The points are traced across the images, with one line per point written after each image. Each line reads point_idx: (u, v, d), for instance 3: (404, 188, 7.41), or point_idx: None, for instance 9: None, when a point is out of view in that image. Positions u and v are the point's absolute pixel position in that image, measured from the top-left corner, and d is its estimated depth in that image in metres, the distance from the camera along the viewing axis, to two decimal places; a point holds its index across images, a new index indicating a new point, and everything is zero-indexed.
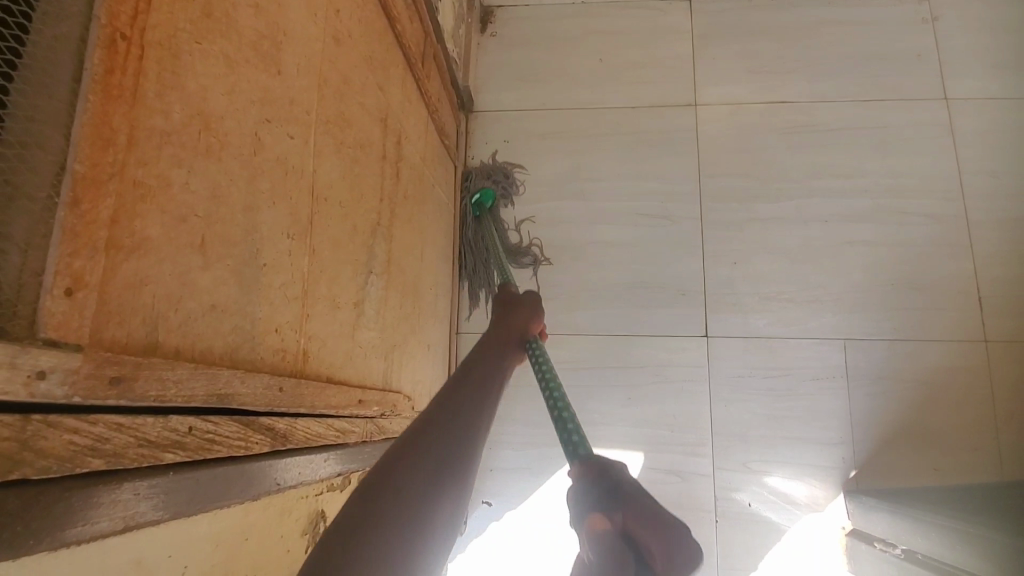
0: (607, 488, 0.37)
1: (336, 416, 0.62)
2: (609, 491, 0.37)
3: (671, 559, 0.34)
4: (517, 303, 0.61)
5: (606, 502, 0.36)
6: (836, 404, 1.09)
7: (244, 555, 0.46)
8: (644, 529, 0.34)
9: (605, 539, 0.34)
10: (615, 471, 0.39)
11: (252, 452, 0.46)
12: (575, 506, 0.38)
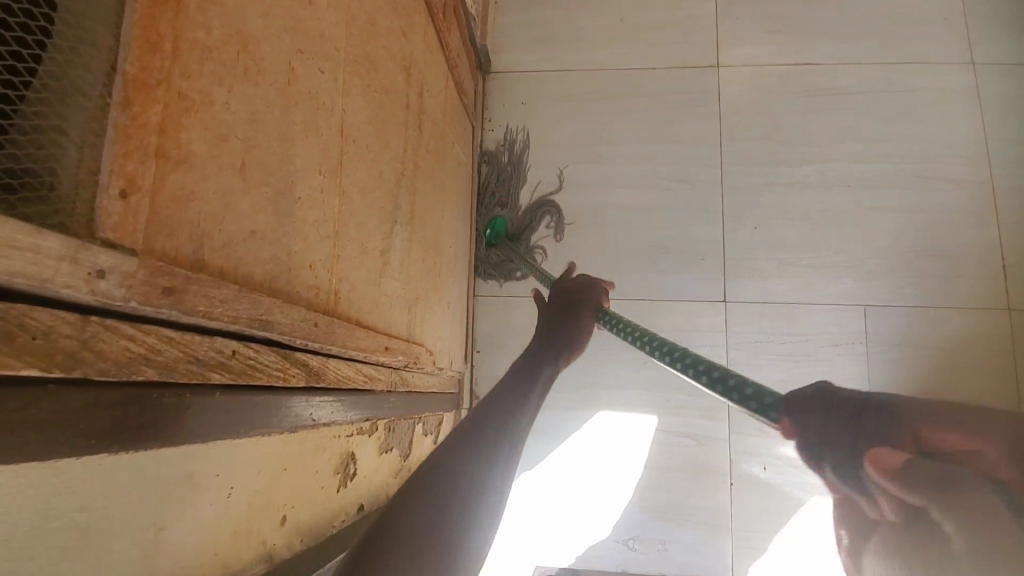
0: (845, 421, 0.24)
1: (364, 361, 0.62)
2: (855, 412, 0.24)
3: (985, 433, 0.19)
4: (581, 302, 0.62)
5: (862, 425, 0.24)
6: (855, 370, 1.08)
7: (283, 485, 0.46)
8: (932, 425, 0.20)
9: (891, 474, 0.21)
10: (841, 391, 0.26)
11: (290, 385, 0.46)
12: (826, 459, 0.25)
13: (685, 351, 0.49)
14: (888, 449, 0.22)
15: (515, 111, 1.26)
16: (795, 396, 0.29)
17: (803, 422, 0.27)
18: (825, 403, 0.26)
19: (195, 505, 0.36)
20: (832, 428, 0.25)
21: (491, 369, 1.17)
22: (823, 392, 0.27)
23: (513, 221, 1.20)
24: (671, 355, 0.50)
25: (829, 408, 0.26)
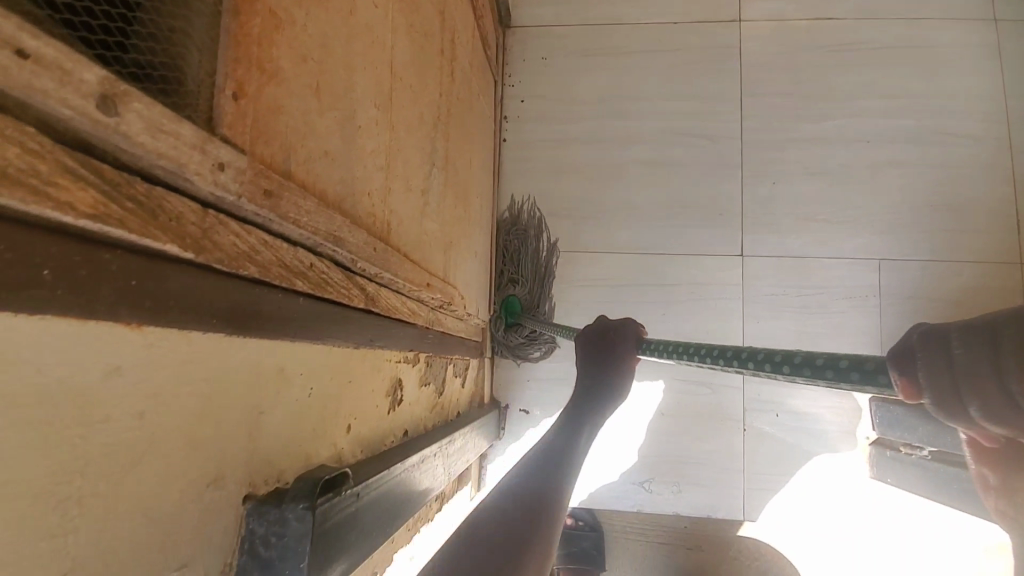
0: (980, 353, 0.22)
1: (408, 295, 0.66)
2: (984, 342, 0.22)
3: None
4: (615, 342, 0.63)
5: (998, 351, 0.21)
6: (868, 321, 1.12)
7: (348, 395, 0.50)
8: None
9: None
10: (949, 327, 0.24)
11: (352, 304, 0.49)
12: (972, 401, 0.22)
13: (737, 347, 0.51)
14: None
15: (536, 66, 1.26)
16: (902, 347, 0.26)
17: (933, 372, 0.24)
18: (947, 343, 0.24)
19: (285, 396, 0.39)
20: (977, 374, 0.22)
21: None
22: (940, 331, 0.24)
23: (528, 297, 1.17)
24: (724, 356, 0.52)
25: (953, 347, 0.23)
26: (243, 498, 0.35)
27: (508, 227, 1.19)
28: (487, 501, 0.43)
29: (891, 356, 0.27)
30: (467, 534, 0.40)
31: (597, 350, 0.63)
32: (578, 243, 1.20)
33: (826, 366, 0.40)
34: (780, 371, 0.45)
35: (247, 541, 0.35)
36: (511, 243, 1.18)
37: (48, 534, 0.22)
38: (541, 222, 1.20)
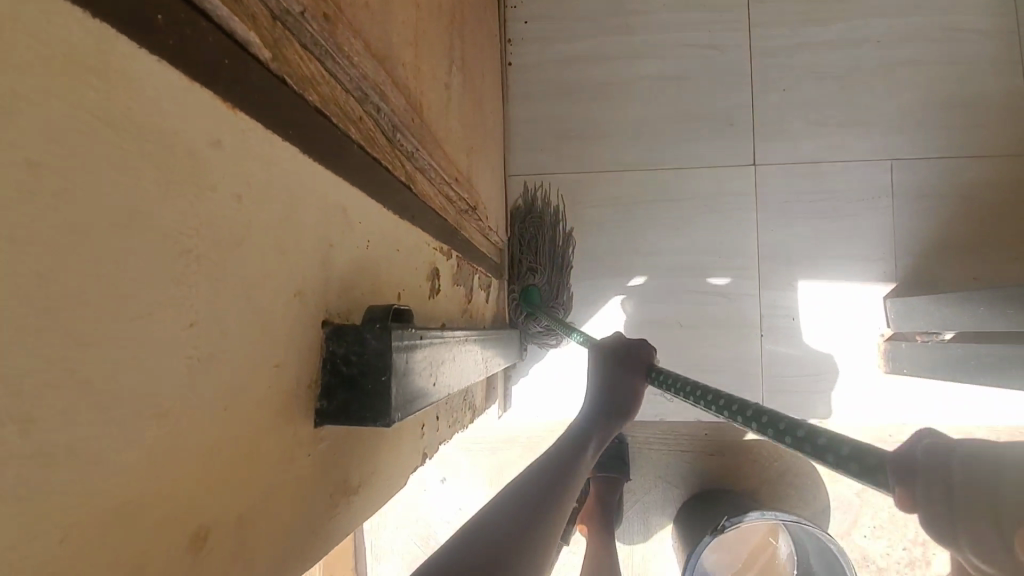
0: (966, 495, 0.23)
1: (439, 187, 0.67)
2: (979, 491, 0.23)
3: None
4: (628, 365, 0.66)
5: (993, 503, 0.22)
6: (881, 222, 1.13)
7: (398, 264, 0.52)
8: None
9: None
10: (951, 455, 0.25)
11: (393, 172, 0.51)
12: (963, 537, 0.23)
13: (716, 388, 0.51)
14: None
15: None
16: (907, 460, 0.27)
17: (928, 492, 0.25)
18: (947, 468, 0.25)
19: (349, 238, 0.41)
20: (958, 510, 0.24)
21: None
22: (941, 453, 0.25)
23: (546, 288, 1.14)
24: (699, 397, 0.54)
25: (953, 475, 0.24)
26: (323, 323, 0.37)
27: (525, 215, 1.16)
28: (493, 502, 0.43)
29: (895, 459, 0.28)
30: (473, 527, 0.40)
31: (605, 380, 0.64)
32: (591, 163, 1.21)
33: (793, 435, 0.40)
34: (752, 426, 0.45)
35: (330, 362, 0.37)
36: (528, 233, 1.15)
37: (179, 281, 0.24)
38: (556, 210, 1.19)
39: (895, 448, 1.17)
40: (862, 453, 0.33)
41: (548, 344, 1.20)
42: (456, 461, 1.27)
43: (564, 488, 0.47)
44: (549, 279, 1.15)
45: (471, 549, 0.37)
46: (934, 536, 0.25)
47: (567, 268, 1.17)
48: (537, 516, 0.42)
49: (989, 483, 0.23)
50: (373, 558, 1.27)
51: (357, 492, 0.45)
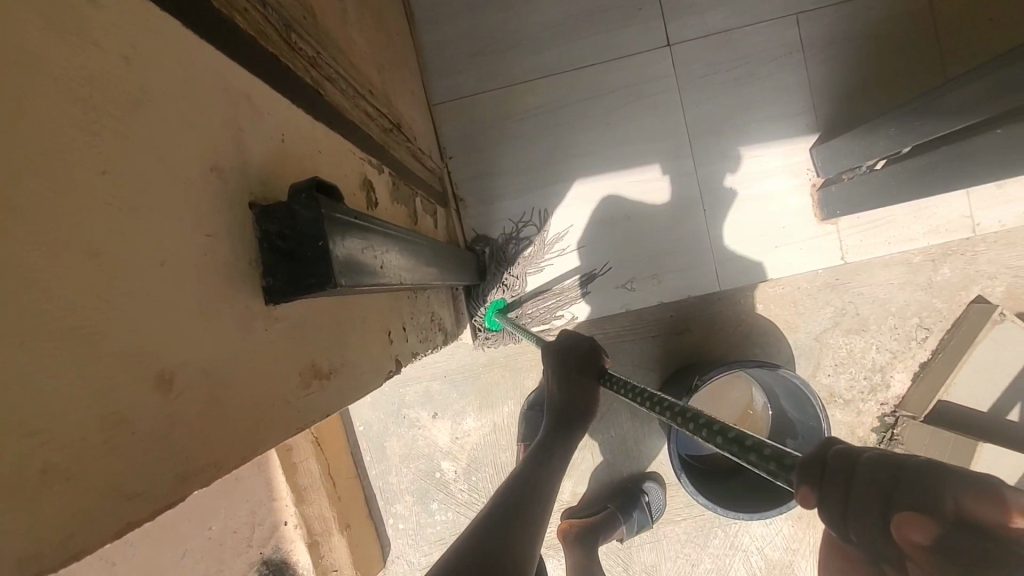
0: (868, 481, 0.31)
1: (355, 98, 0.67)
2: (872, 482, 0.31)
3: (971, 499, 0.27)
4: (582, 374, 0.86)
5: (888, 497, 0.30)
6: (796, 77, 1.17)
7: (324, 165, 0.53)
8: (980, 504, 0.27)
9: (920, 536, 0.28)
10: (861, 455, 0.32)
11: (297, 73, 0.51)
12: (858, 518, 0.31)
13: (674, 400, 0.61)
14: (911, 520, 0.28)
15: None
16: (819, 462, 0.35)
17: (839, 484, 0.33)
18: (852, 466, 0.32)
19: (262, 127, 0.42)
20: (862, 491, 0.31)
21: (470, 168, 1.23)
22: (910, 484, 0.29)
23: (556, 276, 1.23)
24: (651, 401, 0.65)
25: (856, 471, 0.32)
26: (250, 205, 0.38)
27: (515, 233, 1.23)
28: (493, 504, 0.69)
29: (834, 466, 0.33)
30: (482, 521, 0.64)
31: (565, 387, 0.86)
32: (513, 76, 1.21)
33: (715, 431, 0.51)
34: (687, 426, 0.56)
35: (266, 241, 0.38)
36: (510, 252, 1.23)
37: (73, 124, 0.25)
38: (546, 216, 1.23)
39: (845, 289, 1.25)
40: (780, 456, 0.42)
41: (602, 307, 1.24)
42: (444, 394, 1.30)
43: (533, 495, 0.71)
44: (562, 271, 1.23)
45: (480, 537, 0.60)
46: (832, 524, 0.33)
47: (569, 253, 1.23)
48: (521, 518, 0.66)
49: (889, 467, 0.30)
50: (385, 502, 1.31)
51: (328, 378, 0.47)
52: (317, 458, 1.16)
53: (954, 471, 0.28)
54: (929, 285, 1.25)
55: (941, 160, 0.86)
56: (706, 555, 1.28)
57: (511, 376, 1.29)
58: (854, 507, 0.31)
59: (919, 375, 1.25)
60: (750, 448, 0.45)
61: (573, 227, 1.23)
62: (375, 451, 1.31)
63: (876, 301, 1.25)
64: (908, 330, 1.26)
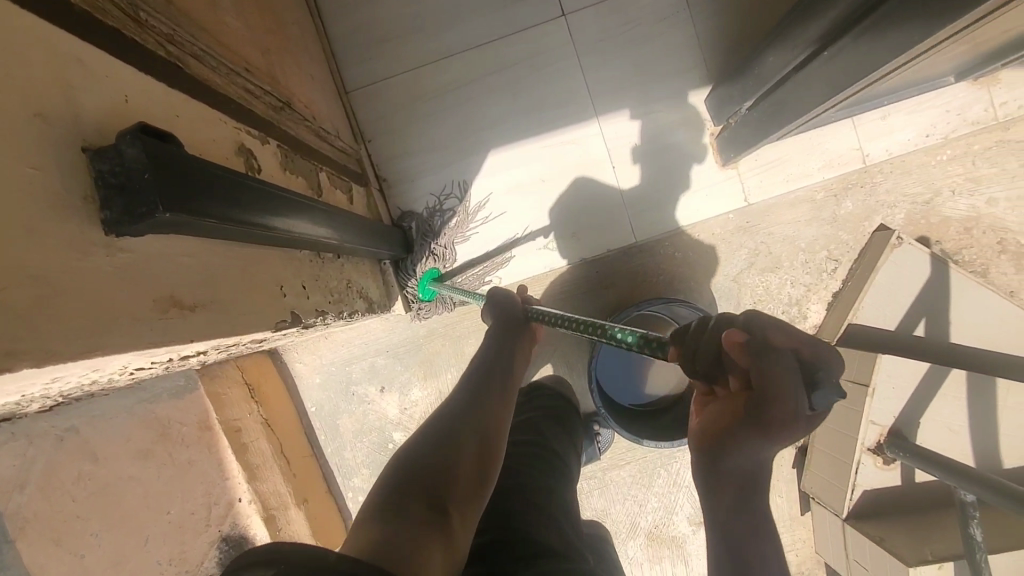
0: (716, 328, 0.47)
1: (230, 75, 0.73)
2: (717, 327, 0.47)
3: (773, 326, 0.44)
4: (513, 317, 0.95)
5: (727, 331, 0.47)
6: (685, 33, 1.24)
7: (183, 129, 0.58)
8: (776, 331, 0.44)
9: (742, 345, 0.45)
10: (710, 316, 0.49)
11: (150, 48, 0.57)
12: (706, 351, 0.47)
13: (590, 318, 0.69)
14: (738, 334, 0.45)
15: None
16: (680, 329, 0.50)
17: (693, 334, 0.48)
18: (702, 323, 0.48)
19: (98, 87, 0.47)
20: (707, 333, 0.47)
21: (389, 150, 1.29)
22: (740, 324, 0.46)
23: (479, 244, 1.30)
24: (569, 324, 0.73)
25: (706, 324, 0.48)
26: (82, 150, 0.43)
27: (437, 207, 1.30)
28: (441, 418, 0.73)
29: (691, 326, 0.49)
30: (427, 438, 0.69)
31: (502, 326, 0.94)
32: (419, 58, 1.28)
33: (625, 337, 0.60)
34: (602, 337, 0.65)
35: (99, 178, 0.43)
36: (432, 225, 1.29)
37: None
38: (466, 188, 1.30)
39: (756, 231, 1.32)
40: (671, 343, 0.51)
41: (526, 267, 1.31)
42: (389, 367, 1.36)
43: (481, 409, 0.75)
44: (484, 240, 1.30)
45: (420, 453, 0.66)
46: (690, 362, 0.49)
47: (490, 221, 1.30)
48: (463, 430, 0.71)
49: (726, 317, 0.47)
50: (343, 476, 1.37)
51: (192, 310, 0.53)
52: (269, 440, 1.26)
53: (763, 318, 0.45)
54: (834, 219, 1.32)
55: (787, 94, 0.94)
56: (652, 495, 1.34)
57: (452, 344, 1.36)
58: (699, 350, 0.47)
59: (832, 303, 1.33)
60: (655, 345, 0.55)
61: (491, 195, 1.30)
62: (329, 430, 1.37)
63: (786, 238, 1.32)
64: (819, 263, 1.33)
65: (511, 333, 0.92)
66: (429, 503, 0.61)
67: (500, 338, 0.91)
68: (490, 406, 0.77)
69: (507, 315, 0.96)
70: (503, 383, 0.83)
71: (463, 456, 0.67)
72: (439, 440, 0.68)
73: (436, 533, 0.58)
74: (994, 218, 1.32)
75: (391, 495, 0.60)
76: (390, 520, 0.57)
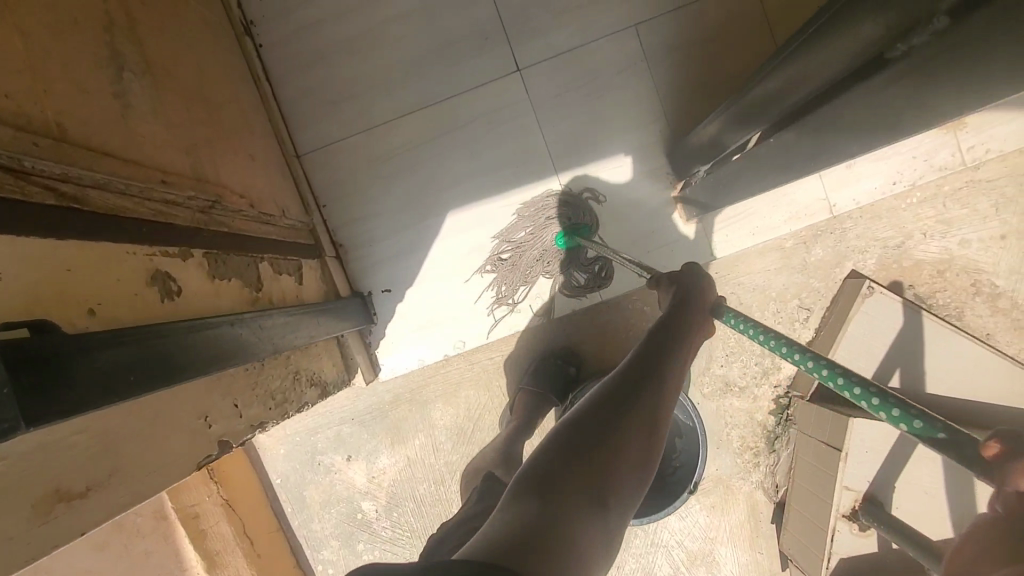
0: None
1: (144, 194, 0.69)
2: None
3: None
4: (692, 294, 0.79)
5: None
6: (644, 85, 1.21)
7: (77, 284, 0.55)
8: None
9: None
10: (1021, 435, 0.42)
11: (35, 200, 0.53)
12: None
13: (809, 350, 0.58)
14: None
15: None
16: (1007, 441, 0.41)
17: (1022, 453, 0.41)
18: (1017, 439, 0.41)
19: None
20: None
21: (344, 214, 1.25)
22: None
23: (442, 308, 1.27)
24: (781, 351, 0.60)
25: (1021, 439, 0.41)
26: None
27: (397, 272, 1.26)
28: (610, 388, 0.63)
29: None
30: (594, 408, 0.60)
31: (680, 300, 0.78)
32: (372, 120, 1.23)
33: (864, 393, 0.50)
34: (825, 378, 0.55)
35: None
36: (393, 292, 1.26)
37: None
38: (426, 253, 1.25)
39: (725, 282, 1.29)
40: (945, 429, 0.44)
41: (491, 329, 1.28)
42: (355, 435, 1.32)
43: (656, 387, 0.64)
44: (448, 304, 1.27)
45: (585, 429, 0.57)
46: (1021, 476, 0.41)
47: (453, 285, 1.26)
48: (634, 408, 0.60)
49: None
50: (313, 550, 1.33)
51: (84, 495, 0.51)
52: (230, 522, 1.24)
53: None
54: (804, 267, 1.29)
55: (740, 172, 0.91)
56: (629, 556, 1.31)
57: (419, 410, 1.31)
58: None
59: None
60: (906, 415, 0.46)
61: (453, 258, 1.26)
62: (295, 501, 1.33)
63: (757, 288, 1.29)
64: (790, 312, 1.30)
65: (690, 310, 0.77)
66: (587, 483, 0.53)
67: (683, 312, 0.76)
68: (666, 385, 0.65)
69: (688, 290, 0.80)
70: (679, 365, 0.69)
71: (628, 435, 0.58)
72: (605, 414, 0.59)
73: (585, 518, 0.51)
74: (968, 259, 1.29)
75: (552, 464, 0.54)
76: (539, 502, 0.51)
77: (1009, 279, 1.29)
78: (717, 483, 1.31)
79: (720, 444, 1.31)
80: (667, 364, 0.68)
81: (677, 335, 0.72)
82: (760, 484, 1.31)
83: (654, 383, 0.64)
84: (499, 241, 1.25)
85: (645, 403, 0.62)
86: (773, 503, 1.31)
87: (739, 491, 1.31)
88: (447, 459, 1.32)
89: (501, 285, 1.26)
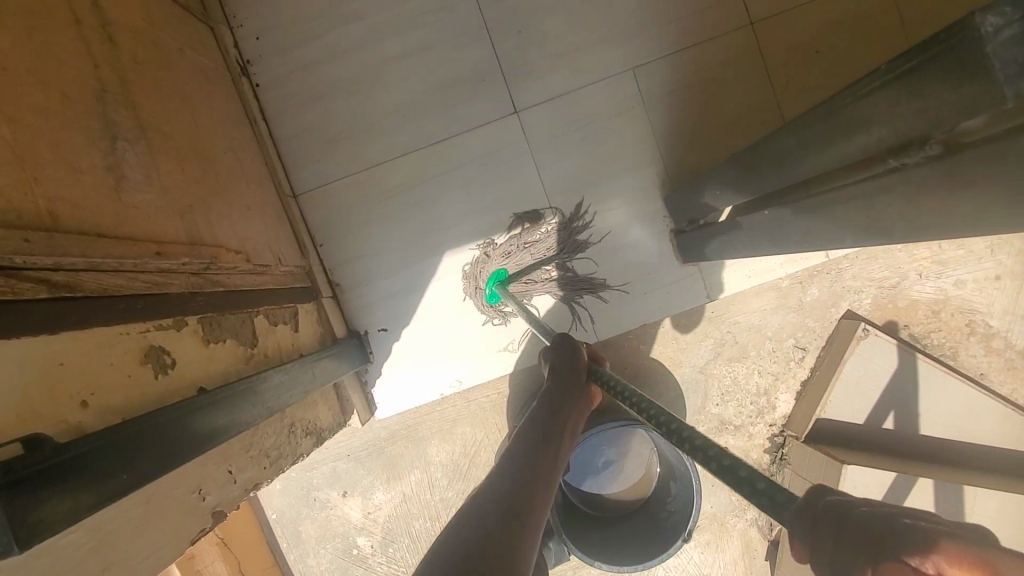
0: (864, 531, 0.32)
1: (138, 267, 0.68)
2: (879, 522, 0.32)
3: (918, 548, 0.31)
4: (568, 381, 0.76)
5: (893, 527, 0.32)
6: (641, 128, 1.21)
7: (70, 378, 0.54)
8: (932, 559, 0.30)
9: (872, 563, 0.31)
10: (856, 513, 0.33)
11: (31, 297, 0.52)
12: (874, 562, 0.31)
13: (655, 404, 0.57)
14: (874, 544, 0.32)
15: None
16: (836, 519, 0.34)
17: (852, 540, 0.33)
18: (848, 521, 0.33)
19: None
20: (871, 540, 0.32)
21: (341, 253, 1.25)
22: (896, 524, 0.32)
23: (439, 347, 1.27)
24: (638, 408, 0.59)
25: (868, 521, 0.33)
26: None
27: (395, 310, 1.26)
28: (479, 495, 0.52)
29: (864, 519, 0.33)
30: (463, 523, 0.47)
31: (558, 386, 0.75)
32: (369, 160, 1.23)
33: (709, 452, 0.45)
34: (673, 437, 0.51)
35: None
36: (391, 330, 1.27)
37: None
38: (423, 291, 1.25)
39: (721, 321, 1.29)
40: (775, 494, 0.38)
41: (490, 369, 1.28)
42: (351, 471, 1.32)
43: (527, 477, 0.54)
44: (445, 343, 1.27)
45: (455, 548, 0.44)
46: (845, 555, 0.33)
47: (451, 324, 1.26)
48: (508, 511, 0.49)
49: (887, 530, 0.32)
50: None
51: None
52: (225, 562, 1.28)
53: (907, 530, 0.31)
54: (800, 306, 1.29)
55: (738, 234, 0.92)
56: None
57: (415, 446, 1.32)
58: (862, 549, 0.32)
59: (801, 393, 1.30)
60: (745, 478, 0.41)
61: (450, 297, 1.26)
62: (291, 536, 1.33)
63: (752, 327, 1.30)
64: (786, 351, 1.30)
65: (568, 392, 0.73)
66: None
67: (556, 396, 0.72)
68: (541, 474, 0.56)
69: (566, 368, 0.78)
70: (557, 449, 0.62)
71: (508, 542, 0.46)
72: (474, 526, 0.47)
73: None
74: (963, 300, 1.29)
75: None
76: None
77: (1003, 319, 1.29)
78: (711, 520, 1.31)
79: (715, 482, 1.31)
80: (539, 451, 0.60)
81: (545, 420, 0.66)
82: (754, 522, 1.32)
83: (523, 476, 0.55)
84: (518, 222, 1.23)
85: (516, 497, 0.51)
86: (767, 540, 1.32)
87: (733, 528, 1.31)
88: (443, 496, 1.32)
89: (524, 270, 1.21)
